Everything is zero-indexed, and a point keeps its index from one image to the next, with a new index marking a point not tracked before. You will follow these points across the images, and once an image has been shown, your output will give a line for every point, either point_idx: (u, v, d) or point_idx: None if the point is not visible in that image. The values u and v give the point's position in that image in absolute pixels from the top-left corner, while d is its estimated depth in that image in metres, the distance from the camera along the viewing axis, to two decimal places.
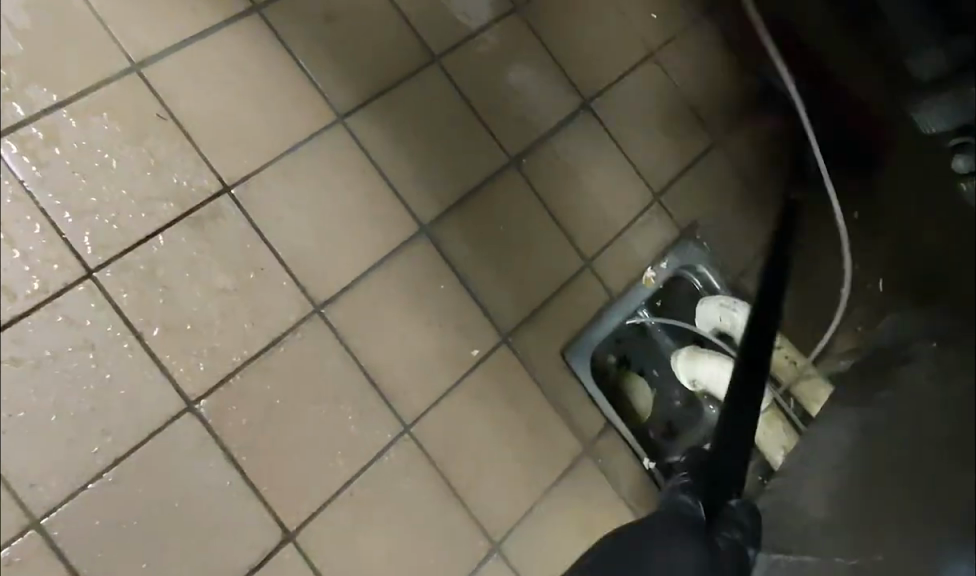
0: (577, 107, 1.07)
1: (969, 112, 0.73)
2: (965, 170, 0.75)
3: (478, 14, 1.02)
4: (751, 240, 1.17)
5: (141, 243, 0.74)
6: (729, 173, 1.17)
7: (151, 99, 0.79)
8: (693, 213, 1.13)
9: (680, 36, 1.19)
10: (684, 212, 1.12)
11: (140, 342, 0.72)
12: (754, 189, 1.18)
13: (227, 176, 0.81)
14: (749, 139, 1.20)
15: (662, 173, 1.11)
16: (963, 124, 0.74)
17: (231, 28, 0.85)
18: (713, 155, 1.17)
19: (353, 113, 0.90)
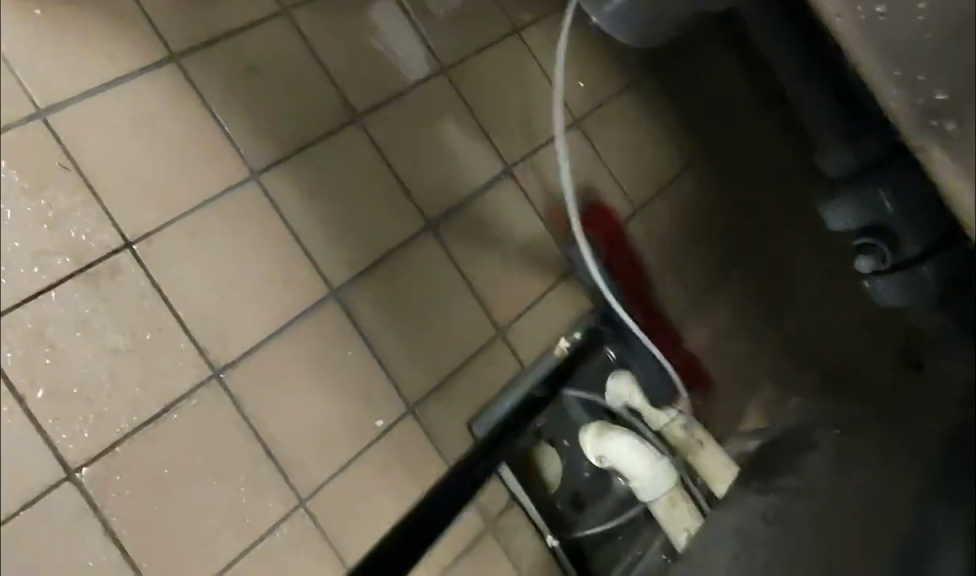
0: (498, 172, 1.07)
1: (872, 219, 0.85)
2: (868, 268, 0.88)
3: (415, 69, 1.04)
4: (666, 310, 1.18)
5: (31, 298, 0.71)
6: (646, 244, 1.18)
7: (54, 147, 0.76)
8: (609, 284, 1.14)
9: (605, 107, 1.21)
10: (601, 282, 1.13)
11: (21, 405, 0.68)
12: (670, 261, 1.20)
13: (129, 232, 0.78)
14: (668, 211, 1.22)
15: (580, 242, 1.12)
16: (866, 228, 0.85)
17: (146, 78, 0.83)
18: (632, 227, 1.18)
19: (269, 169, 0.88)
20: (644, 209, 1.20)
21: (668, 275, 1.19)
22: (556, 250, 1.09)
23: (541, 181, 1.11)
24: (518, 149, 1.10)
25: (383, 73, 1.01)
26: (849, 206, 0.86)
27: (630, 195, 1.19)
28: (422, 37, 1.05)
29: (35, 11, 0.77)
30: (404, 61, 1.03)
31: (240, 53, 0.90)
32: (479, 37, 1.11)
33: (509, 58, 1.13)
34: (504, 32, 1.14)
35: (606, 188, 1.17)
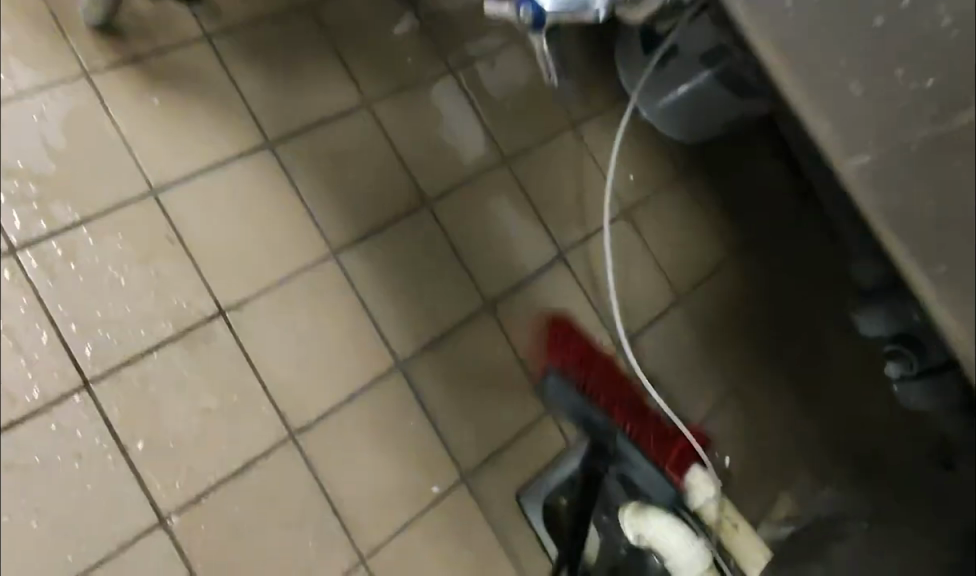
0: (551, 257, 1.15)
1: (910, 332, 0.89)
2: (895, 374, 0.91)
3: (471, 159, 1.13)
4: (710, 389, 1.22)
5: (138, 358, 0.79)
6: (690, 327, 1.24)
7: (164, 223, 0.85)
8: (654, 366, 1.19)
9: (653, 198, 1.29)
10: (645, 364, 1.18)
11: (125, 454, 0.76)
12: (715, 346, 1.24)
13: (224, 301, 0.86)
14: (715, 298, 1.28)
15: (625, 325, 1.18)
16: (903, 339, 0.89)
17: (244, 163, 0.93)
18: (677, 312, 1.24)
19: (346, 247, 0.97)
20: (688, 295, 1.26)
21: (714, 356, 1.24)
22: (602, 331, 1.16)
23: (591, 265, 1.18)
24: (570, 235, 1.18)
25: (446, 160, 1.10)
26: (882, 320, 0.92)
27: (673, 282, 1.25)
28: (484, 131, 1.15)
29: (154, 100, 0.90)
30: (466, 150, 1.13)
31: (325, 143, 1.00)
32: (536, 131, 1.21)
33: (565, 151, 1.23)
34: (560, 127, 1.24)
35: (650, 274, 1.24)
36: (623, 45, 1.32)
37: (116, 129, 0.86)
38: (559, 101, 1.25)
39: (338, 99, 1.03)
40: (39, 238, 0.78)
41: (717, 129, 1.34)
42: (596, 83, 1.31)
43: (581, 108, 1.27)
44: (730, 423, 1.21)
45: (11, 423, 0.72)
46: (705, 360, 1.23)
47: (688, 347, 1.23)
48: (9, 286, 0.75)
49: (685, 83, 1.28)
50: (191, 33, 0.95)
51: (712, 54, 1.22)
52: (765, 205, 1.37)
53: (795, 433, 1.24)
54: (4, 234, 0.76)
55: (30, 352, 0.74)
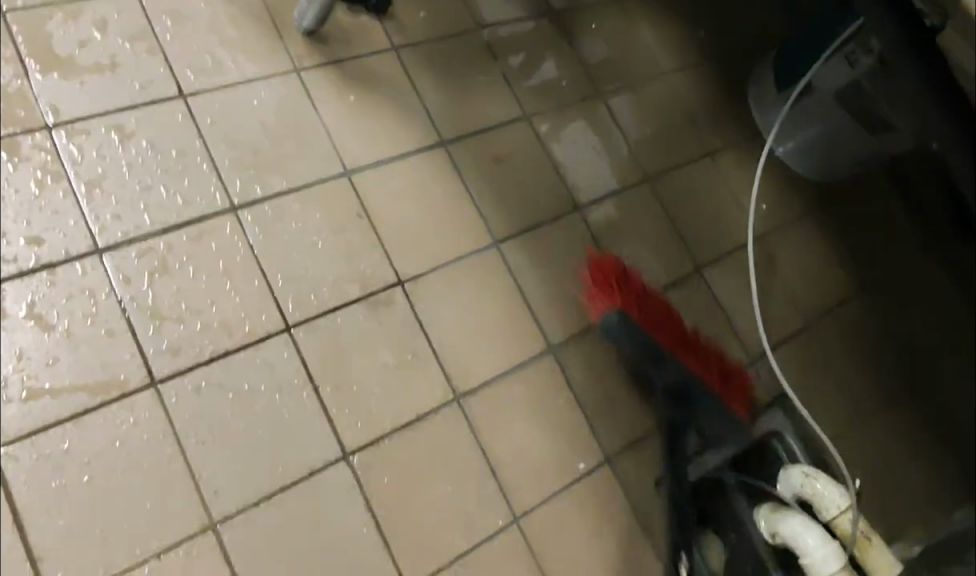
0: (689, 271, 1.16)
1: None
2: None
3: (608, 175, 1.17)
4: (856, 404, 1.18)
5: (330, 312, 0.88)
6: (840, 342, 1.22)
7: (355, 202, 0.95)
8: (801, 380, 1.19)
9: (787, 225, 1.28)
10: (789, 375, 1.16)
11: (316, 392, 0.84)
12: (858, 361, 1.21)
13: (403, 273, 0.94)
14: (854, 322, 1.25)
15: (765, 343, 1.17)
16: None
17: (423, 156, 1.03)
18: (824, 323, 1.22)
19: (508, 240, 1.03)
20: (826, 321, 1.23)
21: (856, 373, 1.21)
22: (735, 345, 1.14)
23: (726, 283, 1.18)
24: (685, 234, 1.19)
25: (591, 176, 1.16)
26: None
27: (806, 309, 1.22)
28: (630, 149, 1.21)
29: (350, 97, 1.01)
30: (601, 170, 1.17)
31: (488, 147, 1.08)
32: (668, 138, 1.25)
33: (701, 176, 1.24)
34: (699, 151, 1.26)
35: (787, 300, 1.21)
36: (757, 83, 1.34)
37: (319, 117, 0.97)
38: (698, 130, 1.28)
39: (503, 110, 1.12)
40: (256, 200, 0.89)
41: (845, 172, 1.32)
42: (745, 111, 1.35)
43: (717, 137, 1.29)
44: (878, 446, 1.17)
45: (226, 351, 0.82)
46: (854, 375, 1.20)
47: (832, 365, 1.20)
48: (229, 238, 0.86)
49: (818, 122, 1.27)
50: (381, 42, 1.06)
51: (845, 93, 1.21)
52: (911, 240, 1.33)
53: (938, 471, 1.19)
54: (227, 195, 0.88)
55: (244, 295, 0.85)
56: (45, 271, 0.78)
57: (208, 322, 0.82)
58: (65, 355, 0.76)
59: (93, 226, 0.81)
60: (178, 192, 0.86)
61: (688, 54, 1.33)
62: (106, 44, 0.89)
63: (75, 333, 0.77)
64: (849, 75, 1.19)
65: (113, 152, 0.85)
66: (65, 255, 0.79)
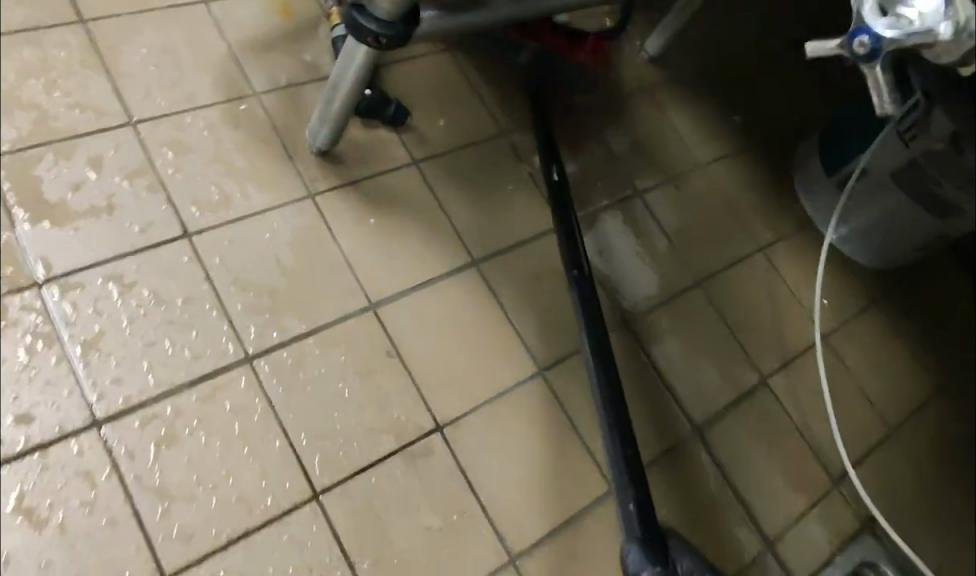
0: (754, 384, 1.04)
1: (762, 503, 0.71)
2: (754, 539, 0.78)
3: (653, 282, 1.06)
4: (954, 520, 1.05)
5: (362, 472, 0.77)
6: (924, 448, 1.10)
7: (383, 339, 0.85)
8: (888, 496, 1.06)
9: (853, 320, 1.17)
10: (876, 491, 1.03)
11: (352, 570, 0.73)
12: (950, 471, 1.09)
13: (440, 416, 0.84)
14: (938, 423, 1.13)
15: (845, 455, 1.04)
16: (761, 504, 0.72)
17: (453, 279, 0.93)
18: (906, 428, 1.10)
19: (553, 366, 0.92)
20: (908, 424, 1.11)
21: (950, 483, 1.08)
22: (814, 465, 1.01)
23: (795, 392, 1.06)
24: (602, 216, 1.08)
25: (634, 286, 1.05)
26: None
27: (886, 414, 1.10)
28: (674, 249, 1.11)
29: (370, 219, 0.92)
30: (650, 279, 1.07)
31: (524, 263, 0.98)
32: (688, 192, 1.17)
33: (754, 275, 1.14)
34: (749, 249, 1.16)
35: (864, 406, 1.09)
36: (801, 167, 1.25)
37: (338, 246, 0.88)
38: (744, 224, 1.18)
39: (539, 218, 1.02)
40: (273, 347, 0.80)
41: (910, 259, 1.21)
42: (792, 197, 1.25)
43: (766, 230, 1.19)
44: None
45: (247, 532, 0.71)
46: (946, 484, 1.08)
47: (922, 476, 1.07)
48: (245, 393, 0.76)
49: (874, 207, 1.16)
50: (399, 156, 0.98)
51: (903, 172, 1.10)
52: None
53: None
54: (240, 344, 0.79)
55: (265, 460, 0.74)
56: (35, 453, 0.68)
57: (225, 498, 0.71)
58: (61, 554, 0.65)
59: (90, 394, 0.71)
60: (185, 345, 0.76)
61: (726, 143, 1.25)
62: (101, 184, 0.81)
63: (72, 527, 0.66)
64: (905, 153, 1.09)
65: (111, 307, 0.76)
66: (60, 432, 0.69)
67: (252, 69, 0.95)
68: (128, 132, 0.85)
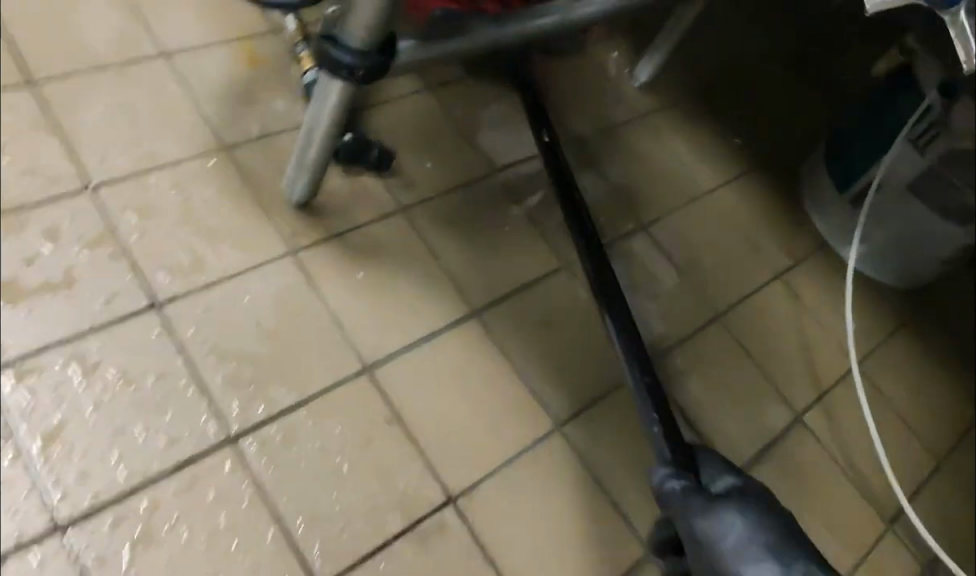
0: (789, 422, 0.96)
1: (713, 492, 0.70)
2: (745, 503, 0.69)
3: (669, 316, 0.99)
4: None
5: (369, 558, 0.69)
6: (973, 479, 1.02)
7: (383, 404, 0.77)
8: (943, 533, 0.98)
9: (885, 343, 1.09)
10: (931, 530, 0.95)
11: None
12: None
13: (452, 486, 0.75)
14: None
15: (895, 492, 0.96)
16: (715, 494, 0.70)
17: (454, 332, 0.85)
18: (952, 458, 1.02)
19: (571, 420, 0.84)
20: (954, 453, 1.03)
21: None
22: (865, 506, 0.93)
23: (834, 426, 0.98)
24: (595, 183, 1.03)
25: (647, 325, 0.97)
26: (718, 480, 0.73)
27: (930, 443, 1.02)
28: (687, 281, 1.03)
29: (359, 274, 0.84)
30: (665, 312, 0.99)
31: (529, 309, 0.90)
32: (695, 222, 1.10)
33: (774, 303, 1.06)
34: (765, 277, 1.09)
35: (907, 437, 1.01)
36: (811, 187, 1.18)
37: (325, 305, 0.80)
38: (758, 250, 1.11)
39: (541, 260, 0.95)
40: (259, 423, 0.71)
41: (934, 276, 1.14)
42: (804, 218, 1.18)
43: (782, 254, 1.12)
44: None
45: None
46: None
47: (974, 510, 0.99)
48: (231, 479, 0.68)
49: (889, 223, 1.09)
50: (385, 203, 0.91)
51: (922, 183, 1.04)
52: None
53: None
54: (222, 423, 0.70)
55: (258, 555, 0.66)
56: None
57: None
58: None
59: (51, 495, 0.63)
60: (160, 430, 0.68)
61: (728, 169, 1.19)
62: (58, 257, 0.73)
63: None
64: (921, 163, 1.02)
65: (73, 393, 0.67)
66: (18, 544, 0.60)
67: (220, 121, 0.88)
68: (86, 198, 0.77)
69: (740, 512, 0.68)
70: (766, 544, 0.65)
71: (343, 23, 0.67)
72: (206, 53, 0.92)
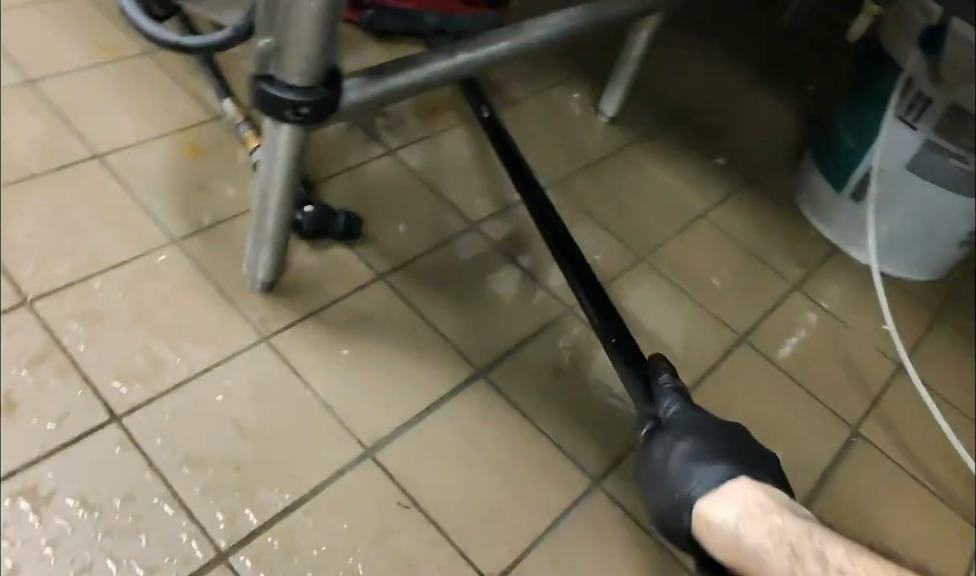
0: (845, 434, 0.86)
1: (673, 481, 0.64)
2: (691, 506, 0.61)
3: (692, 345, 0.90)
4: None
5: None
6: None
7: (393, 487, 0.66)
8: None
9: (924, 339, 1.00)
10: None
11: None
12: None
13: (487, 568, 0.64)
14: None
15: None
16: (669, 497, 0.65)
17: (460, 397, 0.75)
18: None
19: (608, 473, 0.74)
20: None
21: None
22: (949, 513, 0.83)
23: (893, 431, 0.88)
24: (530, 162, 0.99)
25: (672, 356, 0.88)
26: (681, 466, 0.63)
27: None
28: (702, 305, 0.95)
29: (343, 350, 0.75)
30: (686, 340, 0.90)
31: (539, 358, 0.81)
32: (695, 245, 1.03)
33: (798, 314, 0.98)
34: (782, 288, 1.01)
35: (971, 431, 0.92)
36: (807, 194, 1.13)
37: (310, 388, 0.71)
38: (767, 264, 1.03)
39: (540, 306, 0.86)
40: (252, 532, 0.61)
41: (955, 259, 1.07)
42: (807, 225, 1.11)
43: (793, 264, 1.04)
44: None
45: None
46: None
47: None
48: None
49: (896, 210, 1.03)
50: (362, 272, 0.83)
51: (920, 160, 0.97)
52: None
53: None
54: (207, 539, 0.60)
55: None
56: None
57: None
58: None
59: None
60: (134, 559, 0.57)
61: (716, 189, 1.12)
62: None
63: None
64: (917, 138, 0.97)
65: (27, 532, 0.57)
66: None
67: (168, 214, 0.80)
68: (25, 315, 0.69)
69: (675, 436, 0.62)
70: (700, 482, 0.58)
71: (278, 57, 0.63)
72: (146, 151, 0.85)
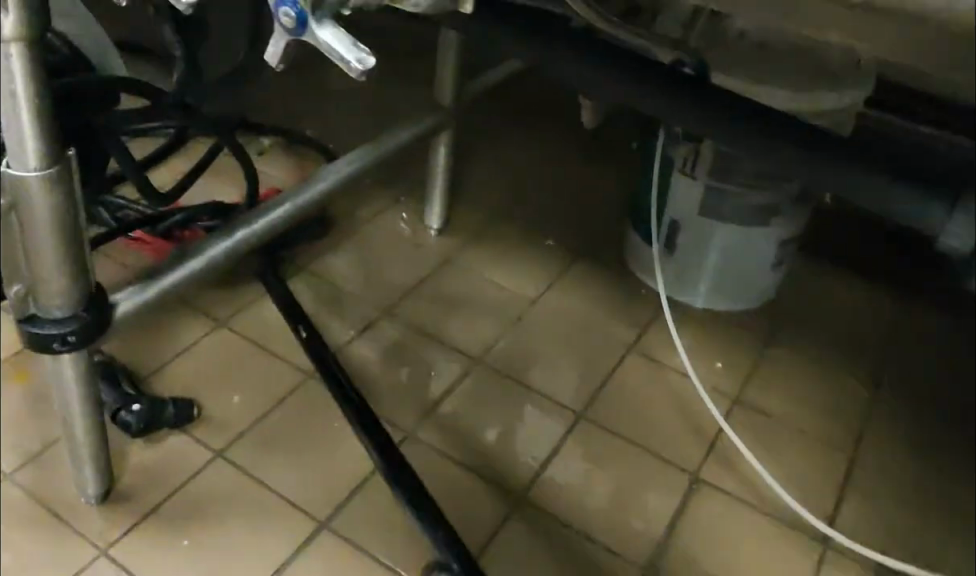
0: (685, 486, 0.91)
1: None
2: None
3: (534, 438, 0.95)
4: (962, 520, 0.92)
5: None
6: (894, 459, 0.97)
7: None
8: (895, 523, 0.90)
9: (757, 368, 1.06)
10: (871, 533, 0.89)
11: None
12: (929, 471, 0.96)
13: None
14: (895, 426, 1.01)
15: (819, 507, 0.91)
16: None
17: (303, 555, 0.78)
18: (866, 447, 0.98)
19: None
20: (867, 441, 0.99)
21: (935, 484, 0.95)
22: (794, 536, 0.88)
23: (734, 469, 0.94)
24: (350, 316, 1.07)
25: (516, 454, 0.93)
26: None
27: (838, 443, 0.98)
28: (538, 395, 1.00)
29: (182, 541, 0.78)
30: (527, 434, 0.95)
31: (380, 493, 0.84)
32: (530, 333, 1.08)
33: (634, 378, 1.04)
34: (617, 355, 1.06)
35: (810, 447, 0.97)
36: (633, 255, 1.18)
37: None
38: (601, 334, 1.09)
39: None
40: None
41: (773, 285, 1.15)
42: (638, 281, 1.17)
43: (626, 327, 1.10)
44: None
45: None
46: (935, 486, 0.95)
47: (908, 490, 0.94)
48: None
49: (704, 253, 1.10)
50: (198, 454, 0.86)
51: (708, 203, 1.05)
52: (881, 321, 1.15)
53: None
54: None
55: None
56: None
57: None
58: None
59: None
60: None
61: (547, 271, 1.17)
62: None
63: None
64: (699, 185, 1.05)
65: None
66: None
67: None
68: None
69: None
70: None
71: (35, 296, 0.66)
72: None
